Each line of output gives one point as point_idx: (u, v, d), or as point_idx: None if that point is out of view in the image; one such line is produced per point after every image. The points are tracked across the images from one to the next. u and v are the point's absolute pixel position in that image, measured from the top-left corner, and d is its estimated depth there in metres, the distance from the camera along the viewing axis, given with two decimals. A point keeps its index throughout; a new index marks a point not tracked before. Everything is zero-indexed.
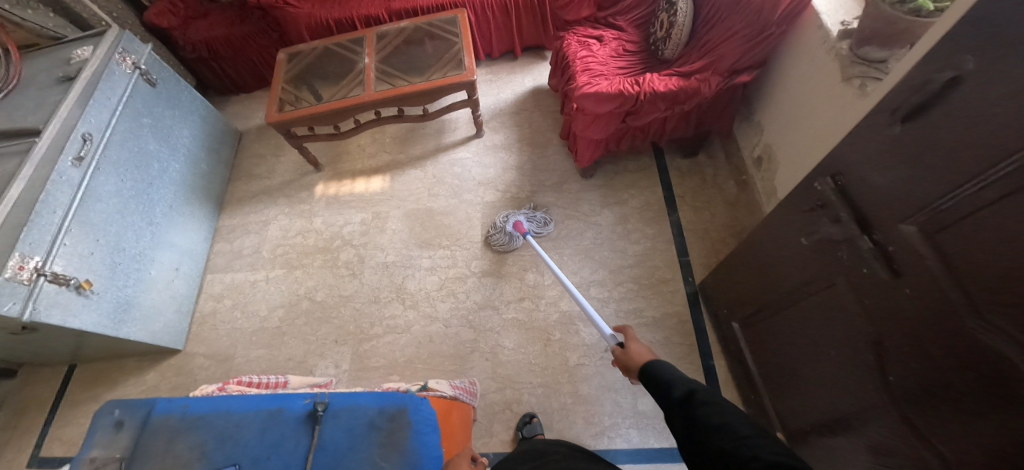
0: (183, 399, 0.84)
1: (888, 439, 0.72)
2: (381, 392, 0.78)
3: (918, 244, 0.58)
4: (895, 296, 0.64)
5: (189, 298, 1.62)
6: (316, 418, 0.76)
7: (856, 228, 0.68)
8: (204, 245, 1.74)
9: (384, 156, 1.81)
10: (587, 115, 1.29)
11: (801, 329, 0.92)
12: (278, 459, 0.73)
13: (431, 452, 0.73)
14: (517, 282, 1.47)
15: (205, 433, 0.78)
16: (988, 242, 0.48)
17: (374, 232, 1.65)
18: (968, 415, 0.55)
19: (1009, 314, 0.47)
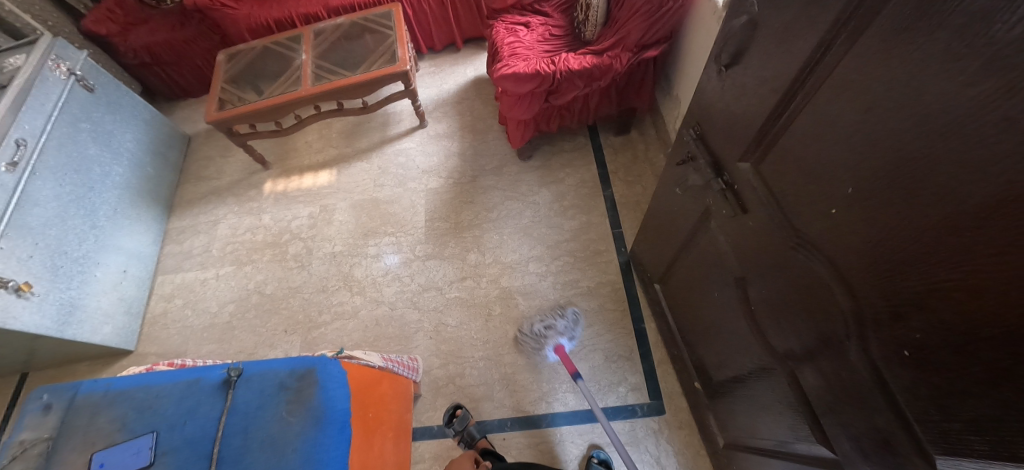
0: (107, 378, 0.88)
1: (762, 366, 0.79)
2: (290, 358, 0.90)
3: (749, 177, 0.65)
4: (744, 228, 0.71)
5: (139, 300, 1.63)
6: (230, 385, 0.85)
7: (713, 173, 0.76)
8: (153, 248, 1.74)
9: (331, 151, 1.82)
10: (511, 96, 1.35)
11: (699, 278, 0.99)
12: (194, 423, 0.81)
13: (335, 404, 0.85)
14: (459, 262, 1.52)
15: (124, 407, 0.83)
16: (786, 164, 0.55)
17: (322, 224, 1.67)
18: (800, 327, 0.61)
19: (808, 224, 0.53)
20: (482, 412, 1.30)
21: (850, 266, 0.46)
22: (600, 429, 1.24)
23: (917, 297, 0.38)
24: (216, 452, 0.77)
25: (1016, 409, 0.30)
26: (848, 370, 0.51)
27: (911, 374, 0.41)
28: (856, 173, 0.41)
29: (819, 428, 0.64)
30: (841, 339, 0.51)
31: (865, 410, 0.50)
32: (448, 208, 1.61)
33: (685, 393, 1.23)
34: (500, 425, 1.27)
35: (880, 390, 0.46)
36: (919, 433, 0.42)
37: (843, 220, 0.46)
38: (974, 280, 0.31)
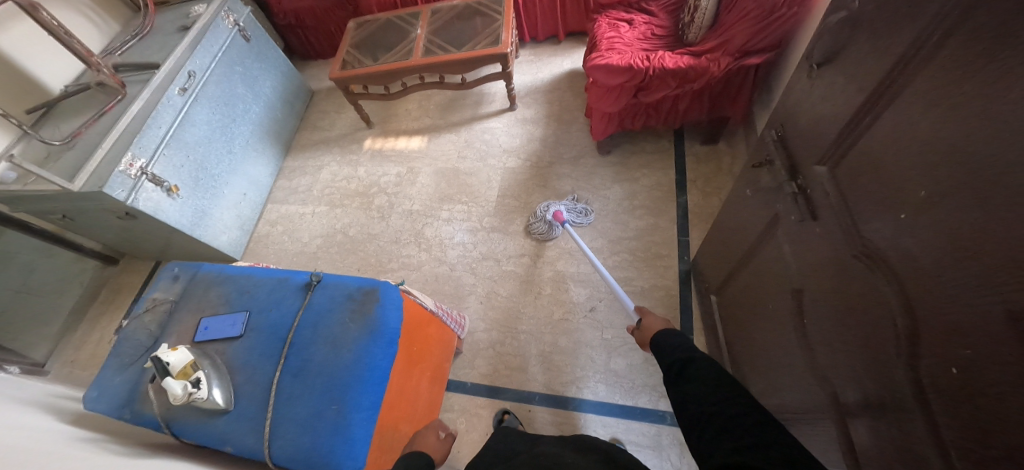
0: (218, 265, 1.19)
1: (807, 384, 0.77)
2: (359, 278, 1.08)
3: (825, 182, 0.66)
4: (812, 237, 0.71)
5: (251, 220, 1.93)
6: (311, 287, 1.07)
7: (787, 176, 0.78)
8: (269, 180, 2.04)
9: (426, 120, 1.99)
10: (600, 88, 1.40)
11: (756, 291, 0.98)
12: (279, 311, 1.05)
13: (389, 321, 1.00)
14: (522, 239, 1.60)
15: (228, 287, 1.12)
16: (863, 167, 0.56)
17: (406, 184, 1.84)
18: (852, 340, 0.60)
19: (878, 233, 0.53)
20: (516, 381, 1.37)
21: (913, 277, 0.47)
22: (625, 426, 1.24)
23: (978, 310, 0.38)
24: (291, 336, 1.00)
25: None
26: (895, 388, 0.51)
27: (958, 392, 0.41)
28: (934, 181, 0.42)
29: (855, 454, 0.62)
30: (891, 354, 0.51)
31: (904, 429, 0.50)
32: (521, 188, 1.69)
33: None
34: (529, 397, 1.33)
35: (923, 410, 0.46)
36: (953, 457, 0.41)
37: (913, 227, 0.46)
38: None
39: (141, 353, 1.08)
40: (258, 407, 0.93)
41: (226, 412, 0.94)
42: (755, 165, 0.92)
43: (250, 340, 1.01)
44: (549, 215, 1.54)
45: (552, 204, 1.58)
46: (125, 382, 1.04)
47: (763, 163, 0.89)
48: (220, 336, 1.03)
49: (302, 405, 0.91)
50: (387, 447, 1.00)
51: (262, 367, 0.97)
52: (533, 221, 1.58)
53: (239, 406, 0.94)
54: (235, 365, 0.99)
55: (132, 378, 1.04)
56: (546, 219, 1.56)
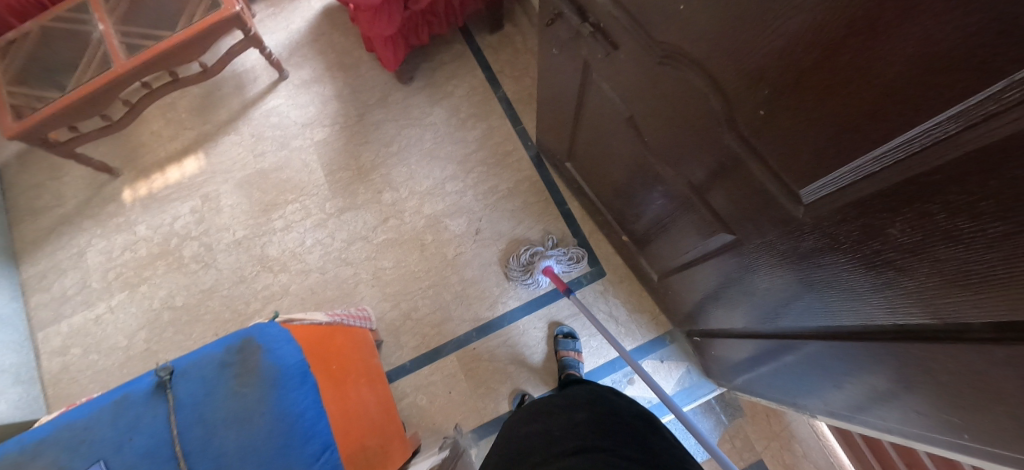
0: (19, 435, 0.75)
1: (665, 190, 0.87)
2: (222, 339, 0.84)
3: (610, 10, 0.64)
4: (617, 64, 0.74)
5: (28, 363, 1.39)
6: (167, 385, 0.77)
7: (579, 19, 0.73)
8: (15, 304, 1.45)
9: (188, 133, 1.57)
10: (366, 11, 1.19)
11: (597, 140, 1.04)
12: (149, 432, 0.72)
13: (288, 359, 0.81)
14: (375, 205, 1.46)
15: (51, 455, 0.71)
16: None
17: (211, 215, 1.49)
18: (681, 134, 0.67)
19: (667, 31, 0.54)
20: (445, 333, 1.34)
21: (705, 54, 0.49)
22: (554, 307, 1.35)
23: (753, 53, 0.41)
24: (179, 449, 0.71)
25: (842, 109, 0.35)
26: (726, 154, 0.58)
27: (769, 129, 0.46)
28: None
29: (719, 220, 0.73)
30: (715, 128, 0.56)
31: (740, 181, 0.58)
32: (345, 155, 1.51)
33: (618, 251, 1.36)
34: (466, 338, 1.33)
35: (753, 158, 0.52)
36: (789, 180, 0.48)
37: (687, 8, 0.47)
38: (786, 10, 0.34)
39: None
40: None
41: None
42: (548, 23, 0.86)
43: None
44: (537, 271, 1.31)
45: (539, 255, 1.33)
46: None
47: (554, 18, 0.83)
48: None
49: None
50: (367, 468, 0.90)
51: None
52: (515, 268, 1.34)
53: None
54: None
55: None
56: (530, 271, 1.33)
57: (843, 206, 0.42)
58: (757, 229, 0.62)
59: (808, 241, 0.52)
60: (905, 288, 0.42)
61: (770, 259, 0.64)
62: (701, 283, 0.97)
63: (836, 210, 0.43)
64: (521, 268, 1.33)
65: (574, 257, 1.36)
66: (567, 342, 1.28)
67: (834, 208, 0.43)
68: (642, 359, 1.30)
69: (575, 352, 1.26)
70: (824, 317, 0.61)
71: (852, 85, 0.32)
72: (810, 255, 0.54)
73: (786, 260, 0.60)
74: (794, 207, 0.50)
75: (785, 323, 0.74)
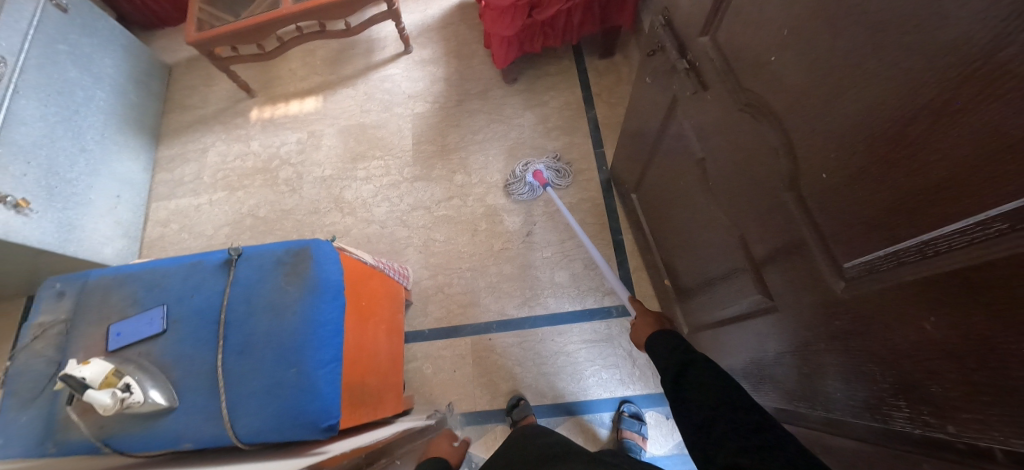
0: (111, 267, 1.02)
1: (721, 244, 0.88)
2: (285, 241, 0.96)
3: (709, 50, 0.73)
4: (703, 108, 0.78)
5: (136, 224, 1.68)
6: (233, 263, 0.94)
7: (677, 56, 0.82)
8: (144, 175, 1.76)
9: (316, 78, 1.81)
10: (494, 10, 1.32)
11: (664, 176, 1.07)
12: (202, 295, 0.92)
13: (330, 276, 0.91)
14: (446, 182, 1.57)
15: (132, 286, 0.96)
16: (738, 25, 0.63)
17: (310, 150, 1.70)
18: (745, 188, 0.71)
19: (757, 82, 0.61)
20: (470, 316, 1.40)
21: (792, 118, 0.54)
22: (578, 328, 1.34)
23: (835, 122, 0.47)
24: (223, 316, 0.87)
25: (902, 190, 0.40)
26: (784, 213, 0.62)
27: (832, 198, 0.51)
28: (801, 22, 0.49)
29: (759, 280, 0.75)
30: (780, 186, 0.61)
31: (794, 246, 0.61)
32: (434, 131, 1.64)
33: (657, 294, 1.34)
34: (487, 327, 1.38)
35: (808, 224, 0.57)
36: (839, 252, 0.52)
37: (788, 73, 0.53)
38: (874, 93, 0.40)
39: (44, 384, 0.91)
40: (204, 395, 0.84)
41: (173, 409, 0.84)
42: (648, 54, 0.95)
43: (176, 332, 0.89)
44: (528, 175, 1.46)
45: (531, 163, 1.50)
46: (36, 418, 0.88)
47: (655, 51, 0.92)
48: (140, 338, 0.90)
49: (257, 382, 0.82)
50: (359, 402, 0.99)
51: (200, 356, 0.87)
52: (512, 182, 1.49)
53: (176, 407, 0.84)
54: (166, 363, 0.87)
55: (42, 411, 0.89)
56: (526, 180, 1.48)
57: (889, 287, 0.44)
58: (799, 294, 0.63)
59: (841, 317, 0.54)
60: (928, 391, 0.43)
61: (804, 333, 0.65)
62: (725, 344, 0.97)
63: (879, 288, 0.46)
64: (517, 180, 1.49)
65: (563, 172, 1.50)
66: (633, 423, 1.20)
67: (880, 287, 0.46)
68: (645, 408, 1.26)
69: (639, 435, 1.18)
70: (837, 405, 0.61)
71: (922, 166, 0.37)
72: (841, 337, 0.56)
73: (817, 337, 0.61)
74: (838, 280, 0.53)
75: (795, 404, 0.74)
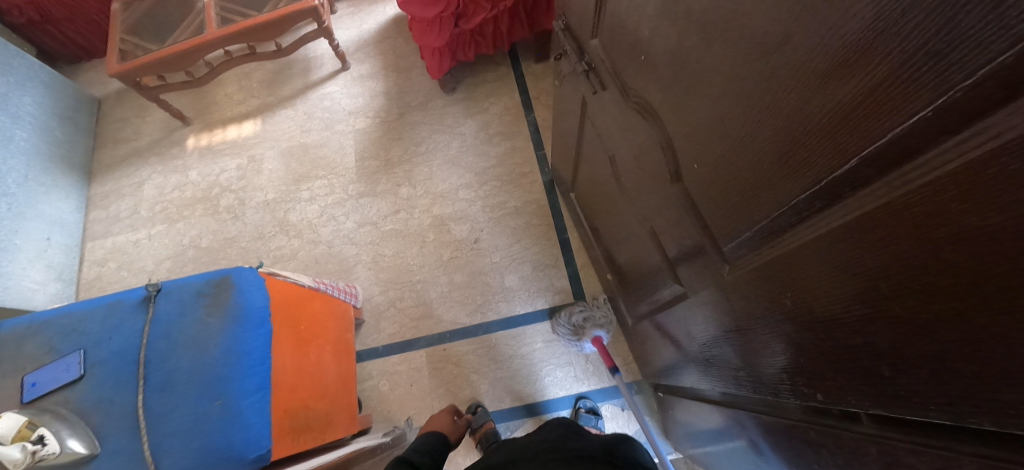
0: (26, 316, 1.00)
1: (641, 237, 0.93)
2: (206, 272, 0.98)
3: (599, 51, 0.81)
4: (606, 109, 0.86)
5: (72, 267, 1.61)
6: (151, 300, 0.94)
7: (578, 59, 0.91)
8: (77, 214, 1.69)
9: (253, 101, 1.78)
10: (420, 22, 1.34)
11: (592, 174, 1.14)
12: (121, 335, 0.92)
13: (254, 302, 0.94)
14: (392, 196, 1.56)
15: (49, 333, 0.95)
16: (614, 26, 0.71)
17: (252, 174, 1.66)
18: (646, 182, 0.79)
19: (636, 79, 0.69)
20: (424, 328, 1.39)
21: (671, 117, 0.61)
22: (532, 329, 1.37)
23: (699, 118, 0.53)
24: (144, 354, 0.88)
25: (753, 175, 0.46)
26: (676, 202, 0.68)
27: (706, 186, 0.57)
28: (660, 29, 0.56)
29: (671, 271, 0.82)
30: (668, 180, 0.68)
31: (695, 246, 0.67)
32: (378, 146, 1.64)
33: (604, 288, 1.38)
34: (441, 337, 1.38)
35: (694, 211, 0.63)
36: (719, 237, 0.58)
37: (660, 75, 0.60)
38: (721, 90, 0.46)
39: None
40: (129, 438, 0.83)
41: (95, 456, 0.82)
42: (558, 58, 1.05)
43: (95, 376, 0.88)
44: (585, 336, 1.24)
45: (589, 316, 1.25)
46: None
47: (562, 55, 1.02)
48: (58, 386, 0.88)
49: (185, 416, 0.83)
50: (301, 429, 0.99)
51: (122, 397, 0.86)
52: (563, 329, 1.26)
53: (110, 444, 0.83)
54: (85, 409, 0.85)
55: None
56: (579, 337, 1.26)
57: (755, 267, 0.51)
58: (700, 278, 0.69)
59: (733, 297, 0.61)
60: (802, 362, 0.50)
61: (714, 317, 0.71)
62: (661, 332, 1.02)
63: (752, 268, 0.52)
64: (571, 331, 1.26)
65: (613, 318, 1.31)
66: (589, 418, 1.22)
67: (751, 268, 0.52)
68: (601, 402, 1.29)
69: (597, 430, 1.20)
70: (752, 381, 0.67)
71: (760, 150, 0.43)
72: (738, 316, 0.62)
73: (723, 320, 0.68)
74: (723, 264, 0.60)
75: (723, 385, 0.79)
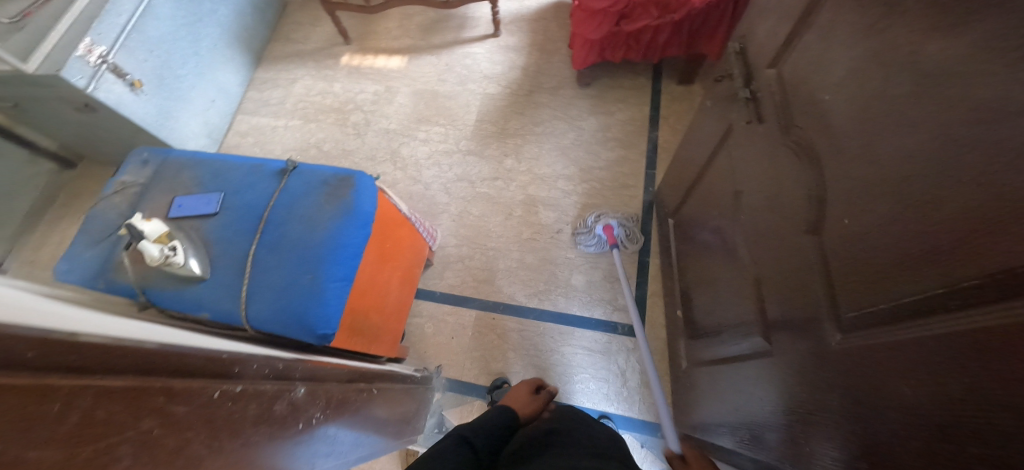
0: (187, 152, 1.17)
1: (740, 291, 0.82)
2: (335, 167, 1.08)
3: (772, 82, 0.68)
4: (753, 141, 0.75)
5: (221, 130, 1.89)
6: (287, 173, 1.07)
7: (742, 84, 0.78)
8: (239, 89, 1.97)
9: (406, 40, 1.94)
10: (585, 11, 1.39)
11: (704, 207, 1.03)
12: (254, 192, 1.04)
13: (363, 205, 1.01)
14: (495, 164, 1.62)
15: (198, 171, 1.11)
16: (806, 59, 0.58)
17: (383, 103, 1.82)
18: (771, 228, 0.68)
19: (805, 119, 0.58)
20: (481, 292, 1.43)
21: (832, 157, 0.51)
22: (580, 333, 1.34)
23: (866, 169, 0.45)
24: (267, 214, 1.00)
25: (911, 242, 0.39)
26: (804, 261, 0.58)
27: (846, 247, 0.48)
28: (859, 54, 0.46)
29: (763, 328, 0.72)
30: (800, 229, 0.58)
31: (807, 315, 0.57)
32: (499, 114, 1.70)
33: (667, 325, 1.31)
34: (494, 306, 1.40)
35: (823, 274, 0.53)
36: (841, 305, 0.49)
37: (835, 103, 0.51)
38: (914, 139, 0.38)
39: (110, 231, 1.05)
40: (234, 276, 0.94)
41: (203, 280, 0.95)
42: (717, 79, 0.91)
43: (224, 218, 1.01)
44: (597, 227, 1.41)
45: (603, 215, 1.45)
46: (96, 257, 1.02)
47: (723, 78, 0.88)
48: (195, 215, 1.03)
49: (277, 277, 0.93)
50: (356, 331, 1.06)
51: (238, 243, 0.98)
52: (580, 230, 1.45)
53: (215, 274, 0.95)
54: (209, 241, 0.99)
55: (102, 253, 1.02)
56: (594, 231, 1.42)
57: (871, 345, 0.44)
58: (795, 349, 0.60)
59: (823, 370, 0.53)
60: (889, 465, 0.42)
61: (790, 387, 0.62)
62: (716, 388, 0.94)
63: (865, 344, 0.45)
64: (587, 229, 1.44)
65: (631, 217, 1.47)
66: None
67: (863, 344, 0.45)
68: (624, 431, 1.23)
69: None
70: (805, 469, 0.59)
71: (934, 222, 0.36)
72: (820, 393, 0.54)
73: (799, 393, 0.59)
74: (831, 333, 0.51)
75: (767, 463, 0.71)
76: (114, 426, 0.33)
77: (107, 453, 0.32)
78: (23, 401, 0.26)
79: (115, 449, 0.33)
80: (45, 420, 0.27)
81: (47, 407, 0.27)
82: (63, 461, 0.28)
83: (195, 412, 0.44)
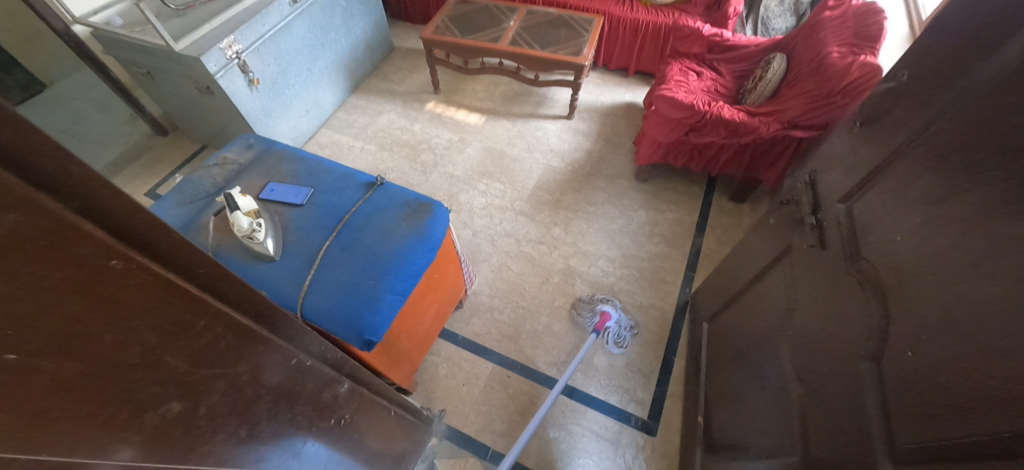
0: (290, 147, 1.30)
1: (777, 411, 0.80)
2: (416, 193, 1.16)
3: (840, 217, 0.72)
4: (809, 263, 0.79)
5: (305, 137, 2.08)
6: (373, 187, 1.15)
7: (808, 211, 0.83)
8: (332, 107, 2.21)
9: (488, 103, 2.18)
10: (659, 116, 1.57)
11: (745, 319, 1.05)
12: (340, 196, 1.13)
13: (435, 232, 1.08)
14: (544, 229, 1.70)
15: (295, 166, 1.21)
16: (877, 204, 0.63)
17: (454, 150, 1.99)
18: (823, 350, 0.68)
19: (872, 257, 0.61)
20: (503, 346, 1.42)
21: (895, 293, 0.54)
22: (591, 415, 1.29)
23: (935, 311, 0.48)
24: (347, 217, 1.07)
25: (986, 382, 0.41)
26: (858, 389, 0.58)
27: (907, 378, 0.50)
28: (929, 209, 0.51)
29: (802, 449, 0.69)
30: (858, 357, 0.59)
31: (859, 447, 0.56)
32: (557, 186, 1.83)
33: (682, 431, 1.24)
34: (510, 364, 1.38)
35: (879, 404, 0.53)
36: (899, 432, 0.50)
37: (902, 244, 0.55)
38: (990, 294, 0.42)
39: (201, 196, 1.14)
40: (300, 265, 0.99)
41: (271, 260, 1.00)
42: (781, 203, 0.96)
43: (308, 211, 1.09)
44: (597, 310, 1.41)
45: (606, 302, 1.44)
46: (179, 216, 1.10)
47: (788, 202, 0.93)
48: (282, 202, 1.11)
49: (340, 274, 0.98)
50: (384, 349, 1.06)
51: (314, 236, 1.04)
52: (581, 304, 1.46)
53: (281, 258, 1.00)
54: (287, 228, 1.06)
55: (187, 214, 1.10)
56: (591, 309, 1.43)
57: None
58: None
59: None
60: None
61: None
62: None
63: None
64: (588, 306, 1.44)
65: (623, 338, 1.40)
66: None
67: None
68: None
69: None
70: None
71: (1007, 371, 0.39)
72: None
73: None
74: (886, 463, 0.51)
75: None
76: (224, 360, 0.34)
77: (207, 381, 0.32)
78: (182, 307, 0.28)
79: (213, 380, 0.33)
80: (186, 331, 0.29)
81: (194, 322, 0.29)
82: (176, 375, 0.29)
83: (275, 371, 0.44)
